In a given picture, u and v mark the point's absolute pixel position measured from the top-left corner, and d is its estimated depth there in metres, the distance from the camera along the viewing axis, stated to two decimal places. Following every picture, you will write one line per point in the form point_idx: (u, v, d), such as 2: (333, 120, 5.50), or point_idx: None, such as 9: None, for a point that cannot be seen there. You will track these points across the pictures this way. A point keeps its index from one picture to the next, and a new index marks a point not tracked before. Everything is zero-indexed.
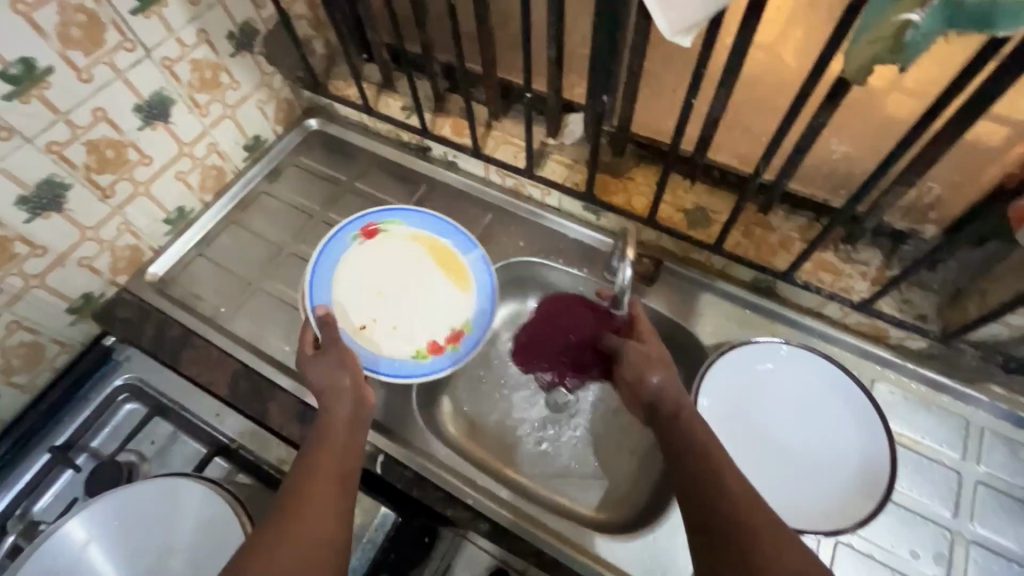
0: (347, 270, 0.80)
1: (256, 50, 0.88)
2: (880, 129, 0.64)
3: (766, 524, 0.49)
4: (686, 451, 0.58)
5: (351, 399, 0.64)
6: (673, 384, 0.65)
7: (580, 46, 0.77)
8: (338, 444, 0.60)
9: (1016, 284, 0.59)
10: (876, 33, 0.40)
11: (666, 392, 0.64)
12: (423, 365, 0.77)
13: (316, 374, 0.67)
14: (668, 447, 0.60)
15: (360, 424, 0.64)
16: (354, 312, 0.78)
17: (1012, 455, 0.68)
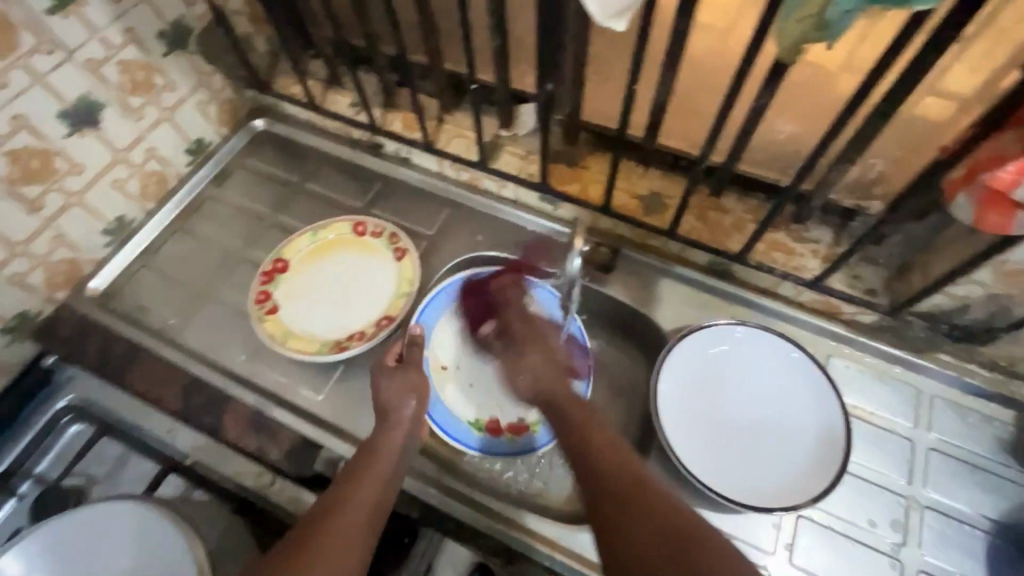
0: (464, 311, 0.81)
1: (192, 48, 0.84)
2: (821, 107, 0.65)
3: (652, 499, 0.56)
4: (579, 440, 0.63)
5: (406, 426, 0.66)
6: (565, 380, 0.70)
7: (526, 34, 0.76)
8: (382, 471, 0.61)
9: (956, 254, 0.61)
10: (801, 11, 0.40)
11: (547, 381, 0.70)
12: (472, 436, 0.75)
13: (384, 392, 0.68)
14: (564, 439, 0.65)
15: (408, 453, 0.66)
16: (445, 354, 0.80)
17: (961, 420, 0.71)
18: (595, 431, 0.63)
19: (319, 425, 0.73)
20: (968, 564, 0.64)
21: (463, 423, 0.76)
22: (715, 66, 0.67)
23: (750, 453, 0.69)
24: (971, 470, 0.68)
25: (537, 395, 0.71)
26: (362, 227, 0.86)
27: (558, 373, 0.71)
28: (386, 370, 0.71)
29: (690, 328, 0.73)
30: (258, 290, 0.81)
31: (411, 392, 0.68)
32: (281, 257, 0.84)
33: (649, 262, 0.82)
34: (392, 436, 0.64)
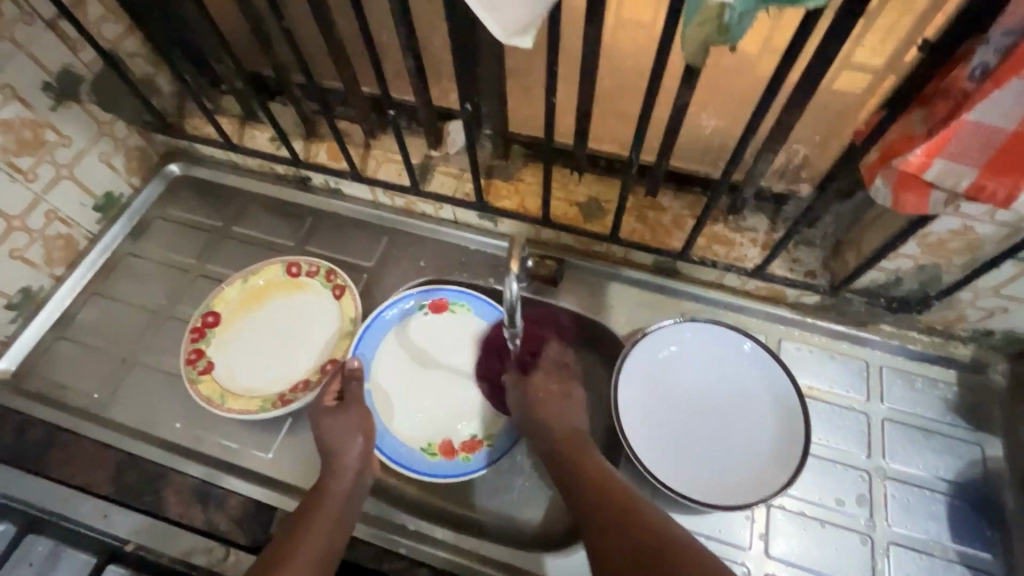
0: (399, 338, 0.78)
1: (84, 98, 0.78)
2: (739, 99, 0.66)
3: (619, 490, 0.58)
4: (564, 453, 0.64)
5: (351, 472, 0.62)
6: (561, 424, 0.68)
7: (441, 52, 0.74)
8: (331, 514, 0.59)
9: (884, 230, 0.63)
10: (702, 16, 0.39)
11: (552, 424, 0.68)
12: (428, 463, 0.72)
13: (325, 433, 0.65)
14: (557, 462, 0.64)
15: (359, 497, 0.63)
16: (386, 387, 0.76)
17: (909, 386, 0.72)
18: (586, 457, 0.63)
19: (271, 486, 0.68)
20: (934, 528, 0.65)
21: (417, 452, 0.73)
22: (633, 67, 0.67)
23: (715, 452, 0.68)
24: (924, 435, 0.70)
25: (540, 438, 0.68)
26: (295, 267, 0.81)
27: (568, 419, 0.69)
28: (325, 410, 0.67)
29: (642, 332, 0.73)
30: (188, 349, 0.76)
31: (355, 431, 0.65)
32: (211, 310, 0.78)
33: (595, 269, 0.81)
34: (336, 482, 0.62)
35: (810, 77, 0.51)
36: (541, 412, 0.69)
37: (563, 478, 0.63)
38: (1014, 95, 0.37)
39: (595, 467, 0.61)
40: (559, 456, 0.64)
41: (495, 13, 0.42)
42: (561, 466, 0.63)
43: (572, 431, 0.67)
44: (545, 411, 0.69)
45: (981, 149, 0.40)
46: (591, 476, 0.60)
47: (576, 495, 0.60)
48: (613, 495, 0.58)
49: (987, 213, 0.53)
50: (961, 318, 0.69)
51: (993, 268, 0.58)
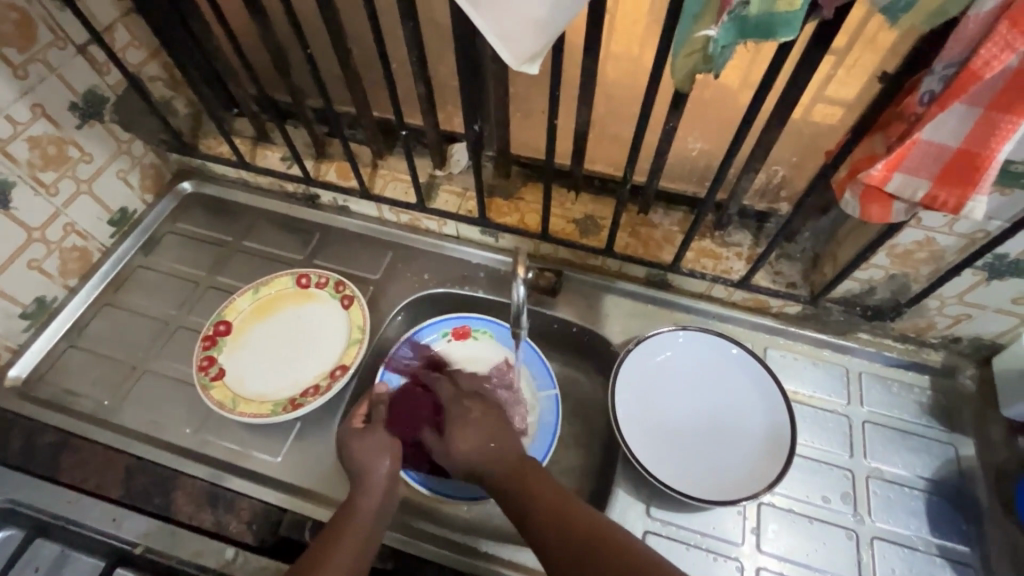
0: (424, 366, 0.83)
1: (107, 118, 0.82)
2: (722, 124, 0.72)
3: (580, 517, 0.55)
4: (510, 477, 0.62)
5: (382, 490, 0.64)
6: (497, 456, 0.64)
7: (448, 79, 0.80)
8: (360, 531, 0.60)
9: (856, 242, 0.68)
10: (689, 48, 0.45)
11: (492, 462, 0.64)
12: (465, 488, 0.74)
13: (353, 453, 0.66)
14: (504, 494, 0.61)
15: (387, 515, 0.64)
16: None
17: (887, 390, 0.77)
18: (533, 480, 0.60)
19: (281, 488, 0.71)
20: (914, 524, 0.69)
21: (454, 479, 0.75)
22: (625, 95, 0.74)
23: (708, 452, 0.72)
24: (902, 435, 0.74)
25: (480, 475, 0.64)
26: (305, 279, 0.85)
27: (508, 445, 0.65)
28: (354, 432, 0.69)
29: (637, 339, 0.77)
30: (200, 356, 0.79)
31: (383, 453, 0.66)
32: (222, 319, 0.81)
33: (591, 281, 0.86)
34: (366, 500, 0.63)
35: (785, 103, 0.57)
36: (465, 443, 0.66)
37: (506, 498, 0.61)
38: (958, 116, 0.43)
39: (541, 486, 0.60)
40: (506, 482, 0.61)
41: (507, 42, 0.47)
42: (509, 494, 0.60)
43: (507, 462, 0.63)
44: (472, 436, 0.66)
45: (933, 163, 0.46)
46: (542, 498, 0.58)
47: (532, 526, 0.57)
48: (571, 517, 0.56)
49: (946, 224, 0.59)
50: (931, 325, 0.74)
51: (955, 276, 0.64)
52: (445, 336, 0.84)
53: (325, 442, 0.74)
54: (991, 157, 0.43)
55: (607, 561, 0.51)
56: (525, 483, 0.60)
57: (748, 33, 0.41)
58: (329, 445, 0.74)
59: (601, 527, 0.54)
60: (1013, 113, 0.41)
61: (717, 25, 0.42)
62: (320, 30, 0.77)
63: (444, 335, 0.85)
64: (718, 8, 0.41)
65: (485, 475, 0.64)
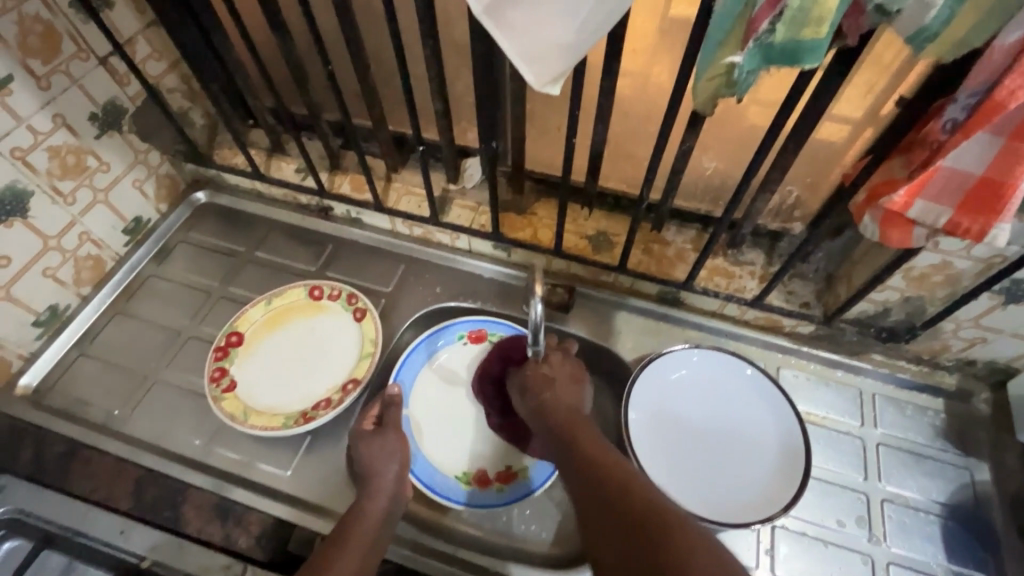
0: (439, 368, 0.84)
1: (126, 128, 0.83)
2: (738, 144, 0.73)
3: (620, 468, 0.57)
4: (561, 427, 0.65)
5: (388, 494, 0.64)
6: (563, 404, 0.68)
7: (465, 95, 0.81)
8: (367, 532, 0.60)
9: (872, 263, 0.68)
10: (711, 73, 0.45)
11: (554, 409, 0.67)
12: (461, 491, 0.75)
13: (362, 456, 0.67)
14: (557, 438, 0.65)
15: (391, 520, 0.64)
16: (421, 415, 0.80)
17: (901, 413, 0.77)
18: (582, 432, 0.63)
19: (290, 503, 0.70)
20: (930, 549, 0.68)
21: (451, 480, 0.76)
22: (641, 113, 0.74)
23: (721, 472, 0.71)
24: (916, 459, 0.73)
25: (542, 420, 0.68)
26: (318, 290, 0.85)
27: (570, 398, 0.69)
28: (365, 434, 0.69)
29: (649, 357, 0.77)
30: (212, 367, 0.79)
31: (392, 457, 0.67)
32: (235, 330, 0.81)
33: (602, 297, 0.86)
34: (375, 501, 0.63)
35: (804, 125, 0.57)
36: (537, 387, 0.70)
37: (556, 446, 0.64)
38: (980, 146, 0.43)
39: (589, 440, 0.62)
40: (558, 431, 0.65)
41: (532, 64, 0.47)
42: (560, 438, 0.64)
43: (567, 412, 0.67)
44: (543, 382, 0.70)
45: (954, 191, 0.46)
46: (587, 449, 0.61)
47: (576, 469, 0.60)
48: (614, 472, 0.57)
49: (963, 249, 0.59)
50: (945, 348, 0.74)
51: (973, 299, 0.64)
52: (460, 339, 0.85)
53: (335, 456, 0.74)
54: (1015, 187, 0.43)
55: (637, 501, 0.52)
56: (574, 432, 0.64)
57: (774, 58, 0.42)
58: (338, 459, 0.73)
59: (636, 480, 0.56)
60: None
61: (742, 52, 0.42)
62: (339, 46, 0.77)
63: (460, 338, 0.85)
64: (745, 34, 0.42)
65: (545, 420, 0.67)
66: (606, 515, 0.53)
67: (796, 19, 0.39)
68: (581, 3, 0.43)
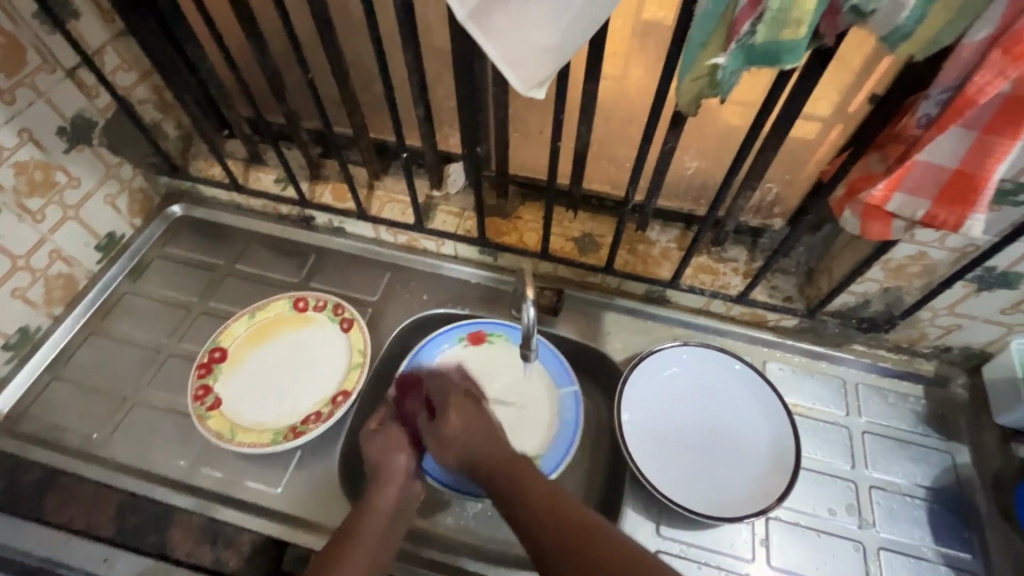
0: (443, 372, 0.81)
1: (96, 142, 0.80)
2: (718, 144, 0.74)
3: (572, 516, 0.54)
4: (495, 467, 0.61)
5: (398, 484, 0.64)
6: (490, 450, 0.62)
7: (447, 101, 0.80)
8: (376, 528, 0.60)
9: (852, 256, 0.70)
10: (694, 74, 0.46)
11: (483, 455, 0.62)
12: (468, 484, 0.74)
13: (372, 448, 0.66)
14: (491, 484, 0.60)
15: (405, 509, 0.64)
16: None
17: (884, 401, 0.79)
18: (524, 472, 0.59)
19: (281, 520, 0.69)
20: (917, 533, 0.70)
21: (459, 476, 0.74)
22: (623, 116, 0.75)
23: (715, 467, 0.72)
24: (900, 445, 0.75)
25: (468, 468, 0.63)
26: (303, 302, 0.83)
27: (499, 439, 0.64)
28: (372, 430, 0.68)
29: (639, 356, 0.77)
30: (195, 385, 0.76)
31: (401, 448, 0.66)
32: (218, 346, 0.79)
33: (590, 299, 0.86)
34: (386, 493, 0.63)
35: (783, 123, 0.59)
36: (448, 431, 0.65)
37: (495, 492, 0.60)
38: (953, 140, 0.44)
39: (531, 482, 0.58)
40: (489, 476, 0.61)
41: (517, 69, 0.47)
42: (495, 483, 0.60)
43: (500, 456, 0.62)
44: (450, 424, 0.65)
45: (931, 184, 0.47)
46: (533, 494, 0.57)
47: (522, 518, 0.56)
48: (566, 518, 0.54)
49: (938, 239, 0.62)
50: (922, 336, 0.76)
51: (947, 288, 0.66)
52: (460, 342, 0.83)
53: (327, 471, 0.72)
54: (988, 178, 0.44)
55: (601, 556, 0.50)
56: (517, 477, 0.59)
57: (755, 59, 0.42)
58: (329, 473, 0.72)
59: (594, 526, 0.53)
60: (1006, 136, 0.42)
61: (725, 53, 0.43)
62: (318, 53, 0.76)
63: (460, 341, 0.83)
64: (726, 35, 0.42)
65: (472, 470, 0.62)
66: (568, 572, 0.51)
67: (776, 20, 0.39)
68: (567, 8, 0.43)
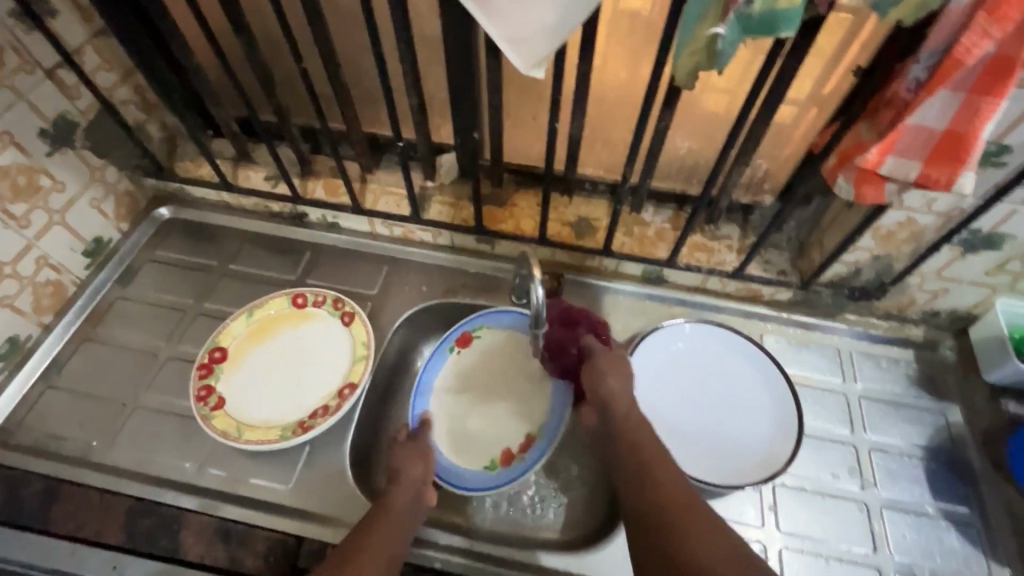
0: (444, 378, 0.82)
1: (79, 144, 0.78)
2: (709, 123, 0.75)
3: (694, 507, 0.54)
4: (626, 437, 0.62)
5: (416, 485, 0.65)
6: (635, 412, 0.64)
7: (438, 90, 0.80)
8: (393, 525, 0.60)
9: (843, 226, 0.72)
10: (693, 47, 0.47)
11: (631, 409, 0.64)
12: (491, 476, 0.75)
13: (397, 456, 0.69)
14: (619, 447, 0.62)
15: (419, 511, 0.65)
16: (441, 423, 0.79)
17: (878, 367, 0.81)
18: (654, 451, 0.60)
19: (293, 516, 0.68)
20: (917, 490, 0.72)
21: (478, 470, 0.76)
22: (616, 98, 0.76)
23: (721, 438, 0.74)
24: (896, 407, 0.78)
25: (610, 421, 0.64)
26: (301, 298, 0.82)
27: (635, 403, 0.65)
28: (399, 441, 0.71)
29: (641, 334, 0.78)
30: (197, 387, 0.75)
31: (420, 456, 0.69)
32: (217, 346, 0.78)
33: (589, 282, 0.87)
34: (402, 493, 0.64)
35: (775, 97, 0.60)
36: (606, 397, 0.65)
37: (616, 455, 0.62)
38: (942, 101, 0.46)
39: (658, 459, 0.59)
40: (620, 439, 0.62)
41: (517, 47, 0.48)
42: (620, 448, 0.61)
43: (631, 419, 0.63)
44: (607, 393, 0.65)
45: (923, 145, 0.49)
46: (660, 472, 0.58)
47: (636, 492, 0.57)
48: (686, 514, 0.54)
49: (925, 204, 0.64)
50: (912, 302, 0.78)
51: (935, 252, 0.69)
52: (450, 351, 0.83)
53: (337, 465, 0.72)
54: (977, 136, 0.46)
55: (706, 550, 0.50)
56: (643, 455, 0.60)
57: (753, 29, 0.43)
58: (339, 467, 0.72)
59: (699, 515, 0.54)
60: (993, 95, 0.44)
61: (723, 23, 0.44)
62: (305, 47, 0.76)
63: (449, 350, 0.83)
64: (724, 6, 0.44)
65: (609, 423, 0.64)
66: (678, 555, 0.51)
67: None
68: None
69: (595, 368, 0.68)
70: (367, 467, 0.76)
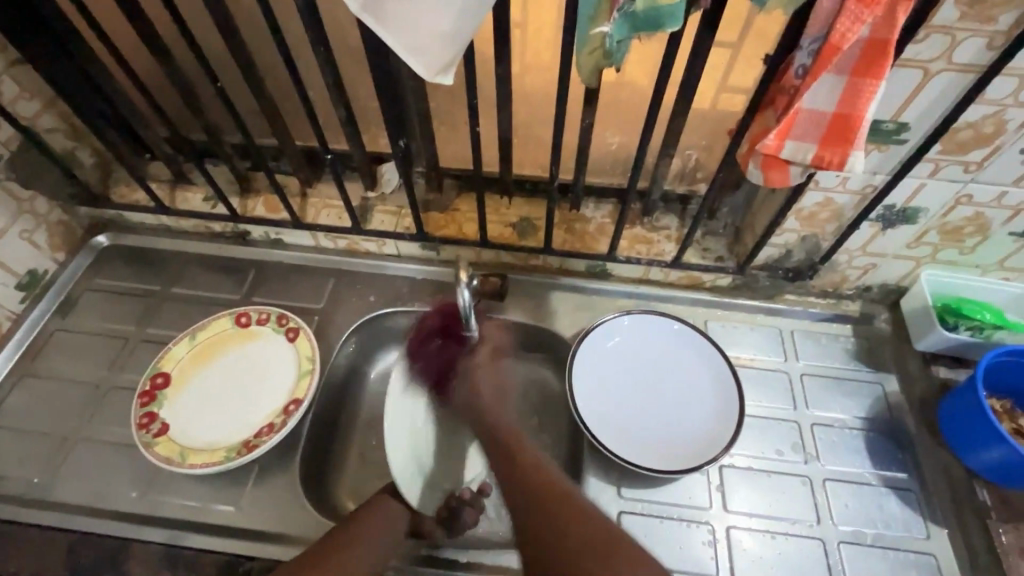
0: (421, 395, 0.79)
1: (2, 176, 0.76)
2: (635, 118, 0.77)
3: (579, 527, 0.56)
4: (500, 437, 0.67)
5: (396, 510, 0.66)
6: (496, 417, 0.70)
7: (369, 100, 0.81)
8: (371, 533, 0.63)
9: (769, 209, 0.74)
10: (588, 48, 0.48)
11: (491, 409, 0.70)
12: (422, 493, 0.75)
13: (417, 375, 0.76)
14: (501, 461, 0.65)
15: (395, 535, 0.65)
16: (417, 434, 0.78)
17: (818, 344, 0.83)
18: (525, 456, 0.64)
19: (243, 537, 0.68)
20: (859, 460, 0.75)
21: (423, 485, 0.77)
22: (544, 96, 0.77)
23: (667, 425, 0.75)
24: (837, 382, 0.80)
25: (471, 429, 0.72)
26: (245, 317, 0.82)
27: (500, 402, 0.71)
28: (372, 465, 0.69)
29: (585, 329, 0.79)
30: (139, 414, 0.74)
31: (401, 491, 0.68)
32: (159, 371, 0.77)
33: (535, 280, 0.88)
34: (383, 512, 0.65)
35: (687, 88, 0.62)
36: (483, 400, 0.71)
37: (497, 465, 0.65)
38: (828, 84, 0.48)
39: (529, 465, 0.63)
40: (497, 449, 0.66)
41: (418, 55, 0.48)
42: (500, 457, 0.65)
43: (497, 422, 0.69)
44: (479, 405, 0.71)
45: (816, 128, 0.51)
46: (532, 479, 0.61)
47: (517, 493, 0.61)
48: (568, 515, 0.57)
49: (840, 183, 0.66)
50: (844, 279, 0.81)
51: (856, 229, 0.71)
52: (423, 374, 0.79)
53: (287, 483, 0.71)
54: (862, 117, 0.49)
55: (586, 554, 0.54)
56: (514, 456, 0.64)
57: (639, 26, 0.45)
58: (290, 484, 0.71)
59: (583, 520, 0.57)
60: (871, 76, 0.47)
61: (610, 21, 0.45)
62: (228, 66, 0.76)
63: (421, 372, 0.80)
64: (609, 5, 0.45)
65: (490, 442, 0.68)
66: (565, 549, 0.55)
67: None
68: None
69: (462, 382, 0.73)
70: (321, 481, 0.76)
